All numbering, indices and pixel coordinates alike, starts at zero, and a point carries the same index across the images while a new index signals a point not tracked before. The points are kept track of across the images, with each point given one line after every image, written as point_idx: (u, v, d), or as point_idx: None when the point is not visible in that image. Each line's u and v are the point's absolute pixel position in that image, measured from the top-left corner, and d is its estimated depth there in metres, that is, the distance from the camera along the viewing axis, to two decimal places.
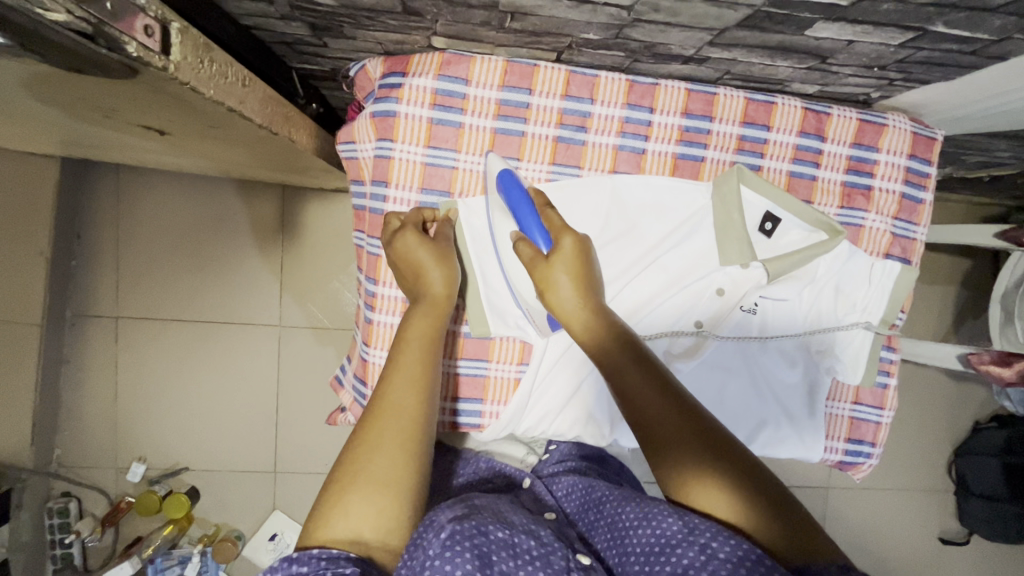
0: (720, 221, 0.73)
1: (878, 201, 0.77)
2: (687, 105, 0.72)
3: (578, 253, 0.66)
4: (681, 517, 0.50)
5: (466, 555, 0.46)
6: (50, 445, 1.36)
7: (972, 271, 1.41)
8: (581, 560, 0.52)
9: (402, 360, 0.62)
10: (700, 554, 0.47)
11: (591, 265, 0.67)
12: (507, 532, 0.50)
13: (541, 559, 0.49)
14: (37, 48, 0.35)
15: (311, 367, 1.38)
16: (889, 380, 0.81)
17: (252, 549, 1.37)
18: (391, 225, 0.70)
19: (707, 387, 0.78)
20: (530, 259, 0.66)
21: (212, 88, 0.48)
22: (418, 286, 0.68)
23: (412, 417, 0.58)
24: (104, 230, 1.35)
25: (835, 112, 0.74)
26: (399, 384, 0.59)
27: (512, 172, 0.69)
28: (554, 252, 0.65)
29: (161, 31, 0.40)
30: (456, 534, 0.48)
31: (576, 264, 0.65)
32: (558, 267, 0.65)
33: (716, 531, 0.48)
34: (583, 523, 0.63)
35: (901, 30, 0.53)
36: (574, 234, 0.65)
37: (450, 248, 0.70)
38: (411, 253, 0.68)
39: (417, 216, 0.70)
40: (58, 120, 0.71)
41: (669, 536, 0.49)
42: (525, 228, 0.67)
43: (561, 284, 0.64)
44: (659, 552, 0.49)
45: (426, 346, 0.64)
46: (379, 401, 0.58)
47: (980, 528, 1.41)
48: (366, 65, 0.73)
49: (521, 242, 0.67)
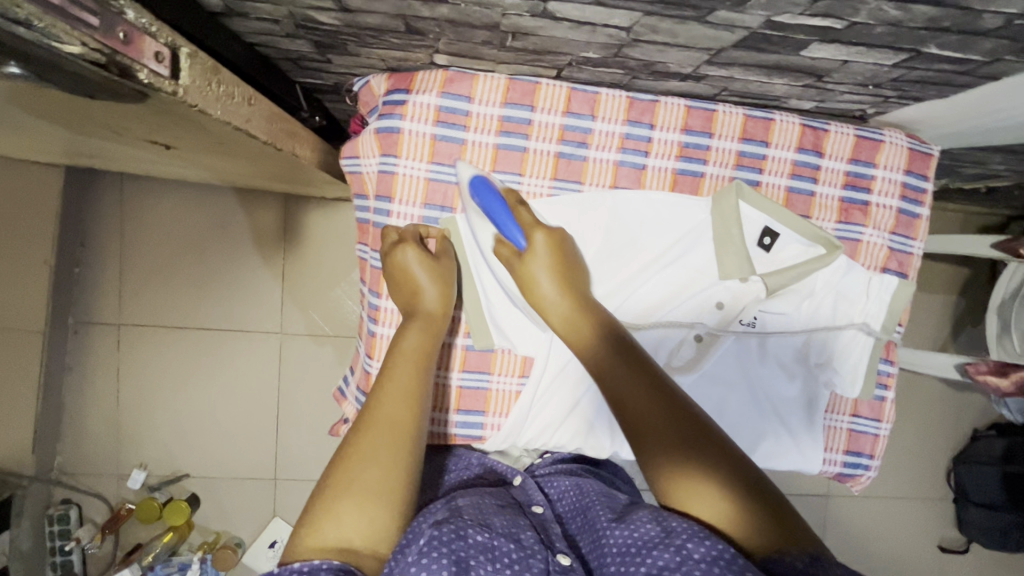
0: (719, 236, 0.74)
1: (875, 216, 0.78)
2: (687, 121, 0.73)
3: (552, 246, 0.68)
4: (660, 522, 0.51)
5: (443, 561, 0.47)
6: (53, 451, 1.36)
7: (970, 281, 1.42)
8: (561, 562, 0.52)
9: (395, 372, 0.63)
10: (675, 555, 0.47)
11: (569, 254, 0.69)
12: (485, 536, 0.51)
13: (519, 562, 0.50)
14: (53, 77, 0.36)
15: (311, 372, 1.39)
16: (887, 392, 0.82)
17: (252, 556, 1.38)
18: (389, 238, 0.71)
19: (707, 402, 0.78)
20: (508, 259, 0.69)
21: (220, 108, 0.49)
22: (413, 302, 0.69)
23: (406, 426, 0.59)
24: (108, 238, 1.36)
25: (832, 129, 0.75)
26: (391, 395, 0.60)
27: (484, 178, 0.69)
28: (528, 250, 0.67)
29: (172, 57, 0.41)
30: (434, 540, 0.49)
31: (552, 260, 0.67)
32: (534, 265, 0.67)
33: (688, 535, 0.48)
34: (569, 523, 0.63)
35: (894, 51, 0.54)
36: (544, 230, 0.68)
37: (450, 269, 0.72)
38: (409, 268, 0.69)
39: (415, 231, 0.72)
40: (66, 134, 0.72)
41: (647, 539, 0.50)
42: (502, 228, 0.68)
43: (540, 281, 0.66)
44: (635, 553, 0.50)
45: (419, 360, 0.65)
46: (372, 411, 0.59)
47: (978, 536, 1.41)
48: (371, 81, 0.74)
49: (501, 244, 0.69)
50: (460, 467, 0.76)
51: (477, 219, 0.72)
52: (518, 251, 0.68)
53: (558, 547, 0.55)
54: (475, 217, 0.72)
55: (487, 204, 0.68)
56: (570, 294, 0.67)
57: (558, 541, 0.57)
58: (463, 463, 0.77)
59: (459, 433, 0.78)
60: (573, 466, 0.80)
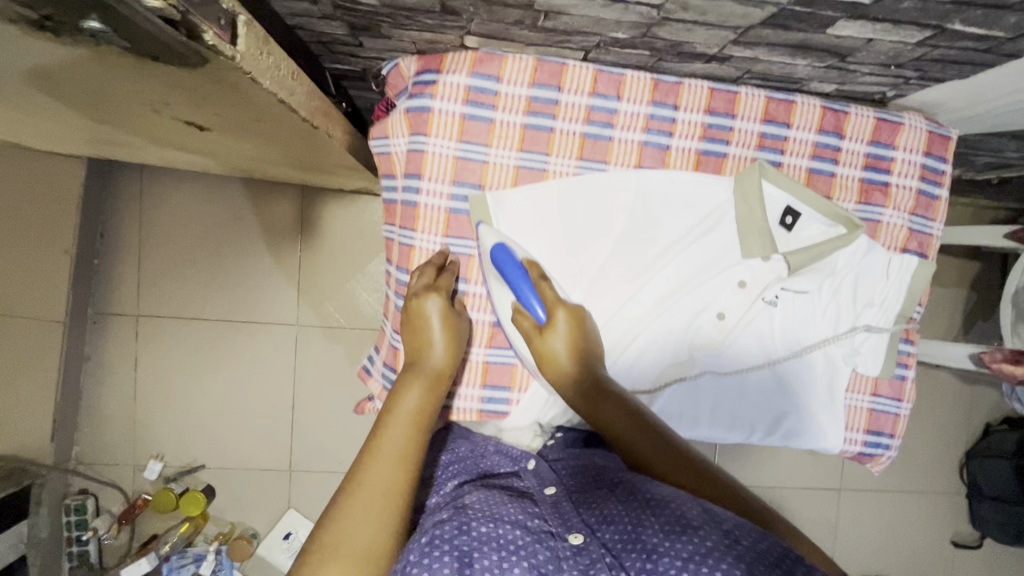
0: (742, 215, 0.75)
1: (895, 197, 0.79)
2: (710, 103, 0.75)
3: (573, 324, 0.70)
4: (703, 508, 0.52)
5: (446, 559, 0.49)
6: (70, 442, 1.37)
7: (981, 274, 1.43)
8: (572, 543, 0.52)
9: (390, 432, 0.62)
10: (725, 539, 0.48)
11: (587, 329, 0.71)
12: (490, 527, 0.53)
13: (524, 549, 0.51)
14: (125, 35, 0.37)
15: (326, 365, 1.40)
16: (907, 372, 0.82)
17: (267, 548, 1.39)
18: (421, 280, 0.73)
19: (729, 379, 0.80)
20: (528, 331, 0.71)
21: (269, 79, 0.50)
22: (421, 356, 0.70)
23: (398, 490, 0.58)
24: (128, 233, 1.38)
25: (853, 111, 0.77)
26: (385, 456, 0.59)
27: (506, 246, 0.70)
28: (549, 325, 0.69)
29: (230, 23, 0.42)
30: (436, 539, 0.51)
31: (572, 337, 0.70)
32: (554, 340, 0.69)
33: (737, 525, 0.50)
34: (582, 499, 0.60)
35: (919, 28, 0.56)
36: (566, 307, 0.70)
37: (461, 333, 0.73)
38: (428, 318, 0.71)
39: (449, 283, 0.74)
40: (104, 118, 0.73)
41: (690, 519, 0.50)
42: (523, 299, 0.70)
43: (557, 355, 0.69)
44: (680, 530, 0.49)
45: (417, 419, 0.64)
46: (365, 469, 0.58)
47: (990, 530, 1.41)
48: (400, 64, 0.75)
49: (520, 314, 0.71)
50: (474, 455, 0.74)
51: (494, 282, 0.74)
52: (538, 325, 0.70)
53: (570, 525, 0.55)
54: (493, 282, 0.74)
55: (507, 273, 0.69)
56: (585, 364, 0.69)
57: (573, 518, 0.56)
58: (478, 450, 0.75)
59: (485, 408, 0.79)
60: (587, 450, 0.75)
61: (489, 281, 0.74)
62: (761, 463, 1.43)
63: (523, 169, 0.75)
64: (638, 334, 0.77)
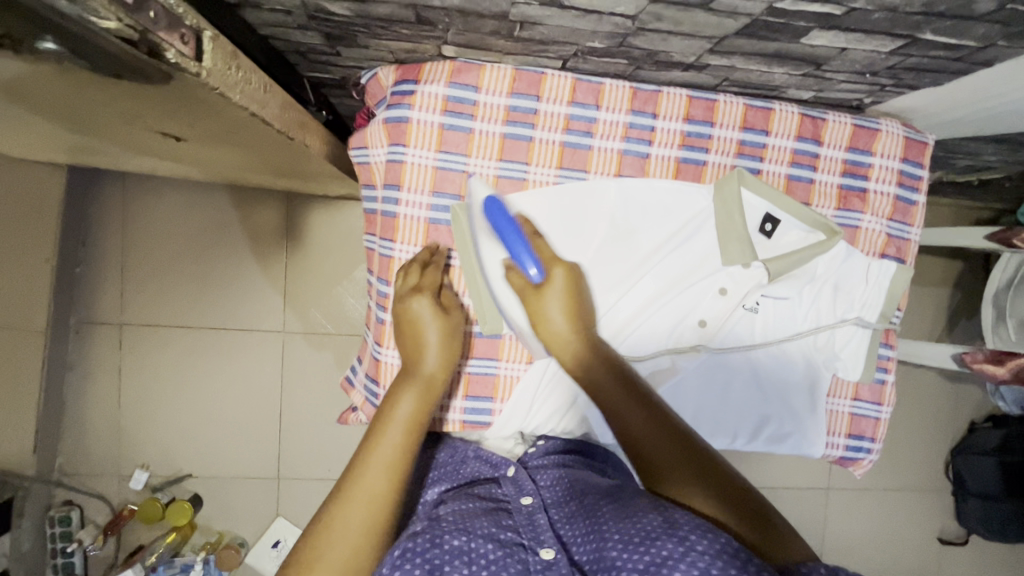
0: (721, 222, 0.75)
1: (873, 203, 0.79)
2: (689, 111, 0.75)
3: (570, 284, 0.70)
4: (663, 514, 0.51)
5: (415, 569, 0.50)
6: (54, 453, 1.36)
7: (964, 274, 1.45)
8: (543, 558, 0.53)
9: (381, 440, 0.61)
10: (680, 545, 0.47)
11: (583, 293, 0.71)
12: (462, 540, 0.53)
13: (495, 563, 0.51)
14: (83, 53, 0.37)
15: (314, 371, 1.39)
16: (887, 375, 0.83)
17: (256, 556, 1.38)
18: (411, 281, 0.72)
19: (711, 386, 0.80)
20: (521, 287, 0.69)
21: (238, 92, 0.50)
22: (414, 359, 0.68)
23: (385, 500, 0.57)
24: (111, 241, 1.37)
25: (830, 118, 0.77)
26: (374, 465, 0.59)
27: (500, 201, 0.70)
28: (544, 283, 0.69)
29: (195, 39, 0.42)
30: (407, 551, 0.51)
31: (567, 298, 0.69)
32: (550, 299, 0.68)
33: (694, 528, 0.48)
34: (556, 511, 0.61)
35: (890, 37, 0.56)
36: (563, 265, 0.70)
37: (458, 329, 0.72)
38: (421, 319, 0.70)
39: (436, 279, 0.72)
40: (78, 129, 0.73)
41: (650, 530, 0.49)
42: (514, 253, 0.69)
43: (551, 315, 0.68)
44: (639, 541, 0.48)
45: (408, 425, 0.63)
46: (353, 479, 0.58)
47: (976, 527, 1.42)
48: (378, 73, 0.75)
49: (512, 270, 0.70)
50: (455, 461, 0.74)
51: (485, 240, 0.73)
52: (532, 282, 0.69)
53: (541, 540, 0.56)
54: (483, 238, 0.73)
55: (501, 227, 0.68)
56: (581, 329, 0.69)
57: (544, 534, 0.57)
58: (459, 455, 0.75)
59: (467, 419, 0.79)
60: (568, 458, 0.75)
61: (480, 240, 0.73)
62: (749, 464, 1.43)
63: (502, 178, 0.75)
64: (620, 341, 0.77)
